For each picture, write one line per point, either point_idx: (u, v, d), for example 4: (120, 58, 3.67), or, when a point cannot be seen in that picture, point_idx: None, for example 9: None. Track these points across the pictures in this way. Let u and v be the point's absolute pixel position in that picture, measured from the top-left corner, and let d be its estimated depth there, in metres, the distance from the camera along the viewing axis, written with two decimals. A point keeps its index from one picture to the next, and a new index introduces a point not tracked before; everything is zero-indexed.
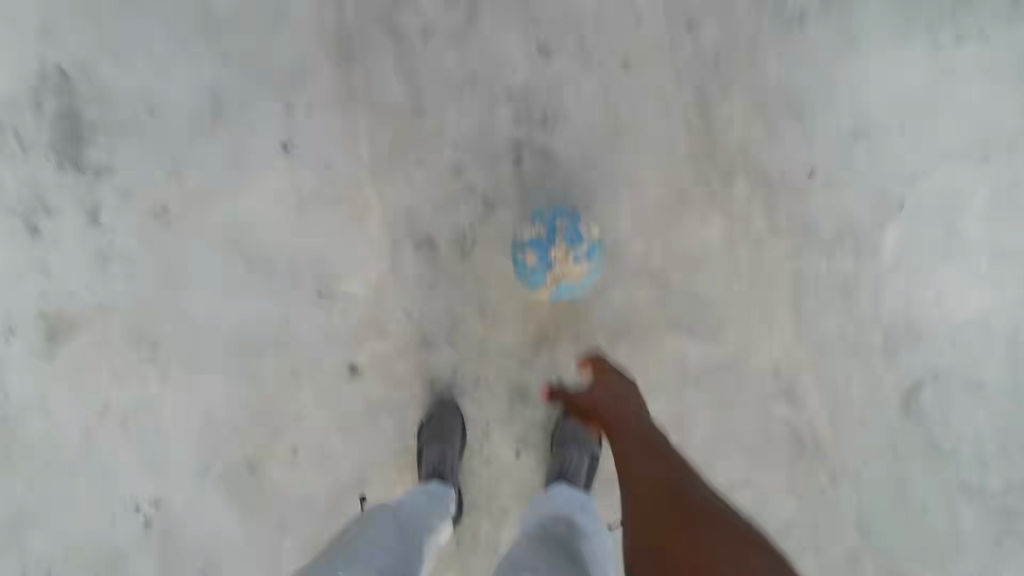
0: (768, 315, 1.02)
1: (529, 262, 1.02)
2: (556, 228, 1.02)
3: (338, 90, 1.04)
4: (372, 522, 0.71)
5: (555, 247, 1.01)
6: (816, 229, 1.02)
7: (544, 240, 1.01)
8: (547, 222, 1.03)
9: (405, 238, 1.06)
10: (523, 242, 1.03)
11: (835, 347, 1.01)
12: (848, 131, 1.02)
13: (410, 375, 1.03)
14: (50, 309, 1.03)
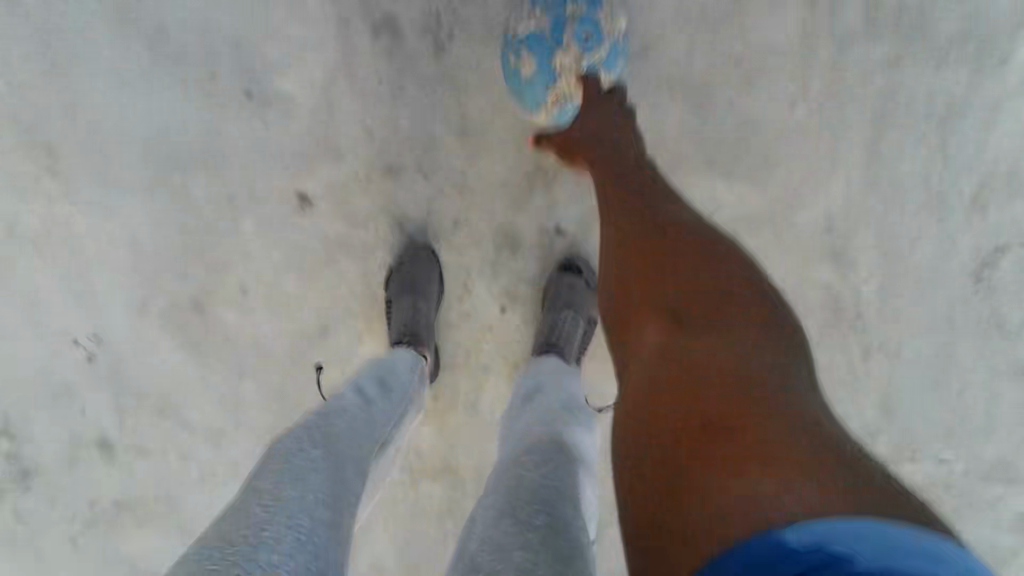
0: (832, 151, 0.79)
1: (530, 69, 0.74)
2: (565, 21, 0.73)
3: None
4: (300, 469, 0.50)
5: (562, 50, 0.73)
6: (921, 34, 0.76)
7: (549, 31, 0.73)
8: (553, 11, 0.74)
9: (360, 21, 0.78)
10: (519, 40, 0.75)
11: (910, 198, 0.80)
12: None
13: (374, 208, 0.83)
14: None
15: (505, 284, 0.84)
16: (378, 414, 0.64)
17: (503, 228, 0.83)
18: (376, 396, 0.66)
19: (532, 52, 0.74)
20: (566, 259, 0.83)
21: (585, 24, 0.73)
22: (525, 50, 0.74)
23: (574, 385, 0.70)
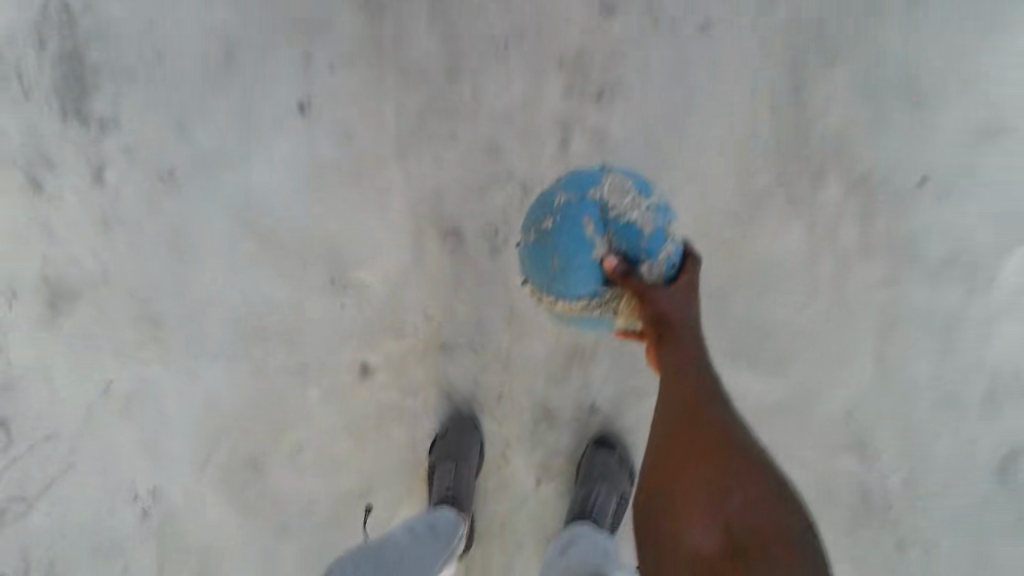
0: (846, 350, 0.88)
1: (556, 256, 0.65)
2: (609, 214, 0.64)
3: (364, 43, 0.92)
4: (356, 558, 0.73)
5: (601, 242, 0.63)
6: (922, 250, 0.87)
7: (563, 203, 0.66)
8: (590, 202, 0.65)
9: (428, 223, 0.96)
10: (529, 226, 0.68)
11: (925, 397, 0.87)
12: (972, 133, 0.85)
13: (426, 380, 0.96)
14: None
15: (540, 455, 0.92)
16: (427, 551, 0.76)
17: (543, 403, 0.92)
18: (419, 537, 0.77)
19: (551, 237, 0.65)
20: (601, 434, 0.90)
21: (600, 183, 0.66)
22: (541, 237, 0.66)
23: (605, 540, 0.74)
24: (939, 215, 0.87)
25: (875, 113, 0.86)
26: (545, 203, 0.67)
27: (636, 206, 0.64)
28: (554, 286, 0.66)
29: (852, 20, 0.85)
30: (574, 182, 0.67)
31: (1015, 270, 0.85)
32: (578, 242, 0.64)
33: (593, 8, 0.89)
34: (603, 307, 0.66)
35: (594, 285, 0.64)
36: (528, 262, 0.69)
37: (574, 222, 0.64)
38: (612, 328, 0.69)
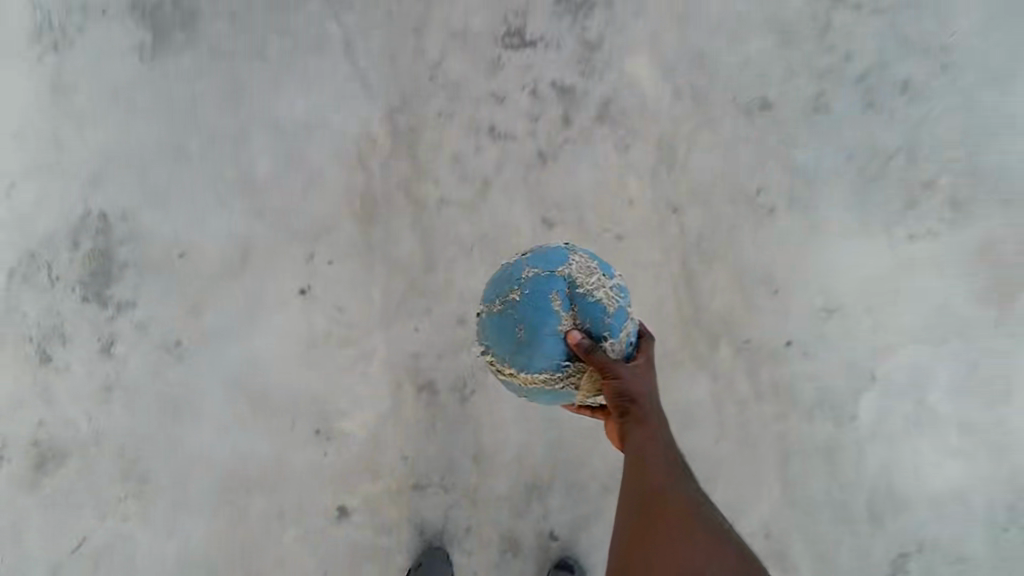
0: (757, 476, 1.09)
1: (523, 325, 0.74)
2: (577, 294, 0.76)
3: (358, 246, 1.19)
4: None
5: (570, 316, 0.75)
6: (796, 395, 1.10)
7: (531, 277, 0.76)
8: (561, 283, 0.76)
9: (404, 380, 1.11)
10: (493, 298, 0.77)
11: (825, 512, 1.08)
12: (820, 307, 1.12)
13: (400, 519, 1.08)
14: (45, 440, 1.13)
15: None
16: None
17: (508, 532, 1.07)
18: None
19: (520, 307, 0.74)
20: (560, 558, 1.05)
21: (564, 262, 0.77)
22: (508, 307, 0.75)
23: None
24: (805, 370, 1.10)
25: (744, 299, 1.13)
26: (511, 275, 0.77)
27: (600, 285, 0.76)
28: (521, 355, 0.74)
29: (718, 235, 1.16)
30: (545, 263, 0.77)
31: (867, 412, 1.09)
32: (545, 314, 0.74)
33: (536, 220, 1.19)
34: (563, 379, 0.75)
35: (559, 355, 0.74)
36: (487, 332, 0.76)
37: (541, 295, 0.75)
38: (566, 403, 0.78)
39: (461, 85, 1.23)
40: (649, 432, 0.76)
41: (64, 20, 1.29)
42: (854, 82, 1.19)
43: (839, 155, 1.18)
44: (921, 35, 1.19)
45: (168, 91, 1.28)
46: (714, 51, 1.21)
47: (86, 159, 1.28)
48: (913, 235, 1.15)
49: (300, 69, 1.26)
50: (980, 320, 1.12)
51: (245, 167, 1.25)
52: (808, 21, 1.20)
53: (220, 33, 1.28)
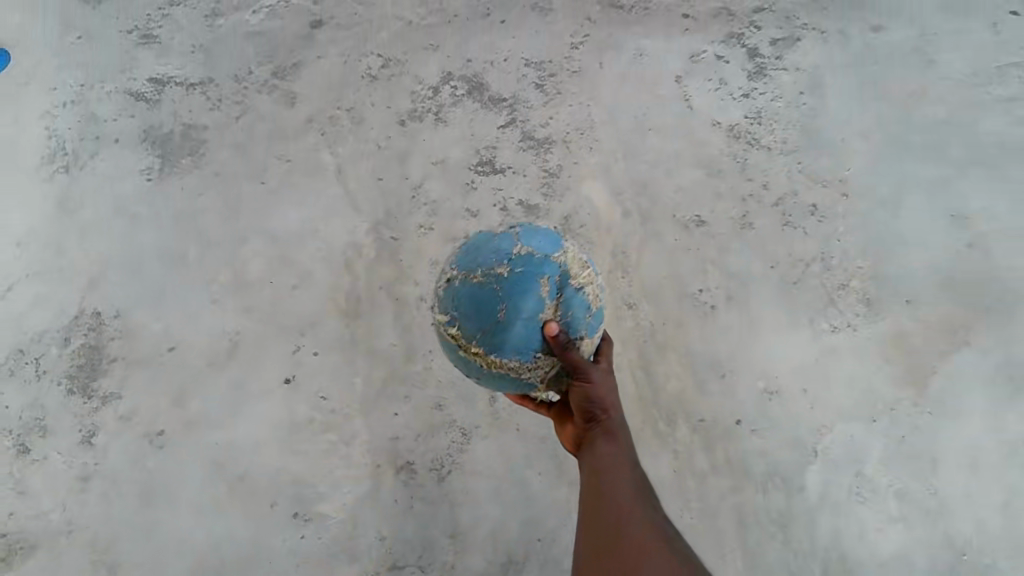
0: (720, 545, 1.19)
1: (507, 304, 0.85)
2: (563, 288, 0.87)
3: (343, 338, 1.31)
4: None
5: (552, 308, 0.86)
6: (749, 470, 1.23)
7: (524, 258, 0.87)
8: (552, 273, 0.87)
9: (384, 463, 1.23)
10: (483, 270, 0.87)
11: None
12: (762, 390, 1.28)
13: None
14: (14, 530, 1.21)
15: None
16: None
17: None
18: None
19: (508, 286, 0.85)
20: None
21: (555, 251, 0.89)
22: (496, 283, 0.86)
23: None
24: (755, 446, 1.24)
25: (695, 383, 1.28)
26: (504, 253, 0.88)
27: (584, 284, 0.89)
28: (499, 330, 0.85)
29: (670, 327, 1.32)
30: (543, 252, 0.88)
31: (814, 483, 1.22)
32: (528, 298, 0.85)
33: None
34: (529, 366, 0.87)
35: (532, 341, 0.85)
36: (472, 303, 0.86)
37: (529, 279, 0.86)
38: (524, 387, 0.90)
39: (439, 202, 1.41)
40: (614, 442, 0.89)
41: (78, 147, 1.47)
42: (771, 206, 1.42)
43: (766, 263, 1.38)
44: (821, 170, 1.44)
45: (172, 205, 1.42)
46: (654, 179, 1.44)
47: (88, 263, 1.38)
48: (835, 328, 1.32)
49: (295, 188, 1.43)
50: (901, 401, 1.27)
51: (239, 270, 1.37)
52: (729, 159, 1.46)
53: (226, 159, 1.46)
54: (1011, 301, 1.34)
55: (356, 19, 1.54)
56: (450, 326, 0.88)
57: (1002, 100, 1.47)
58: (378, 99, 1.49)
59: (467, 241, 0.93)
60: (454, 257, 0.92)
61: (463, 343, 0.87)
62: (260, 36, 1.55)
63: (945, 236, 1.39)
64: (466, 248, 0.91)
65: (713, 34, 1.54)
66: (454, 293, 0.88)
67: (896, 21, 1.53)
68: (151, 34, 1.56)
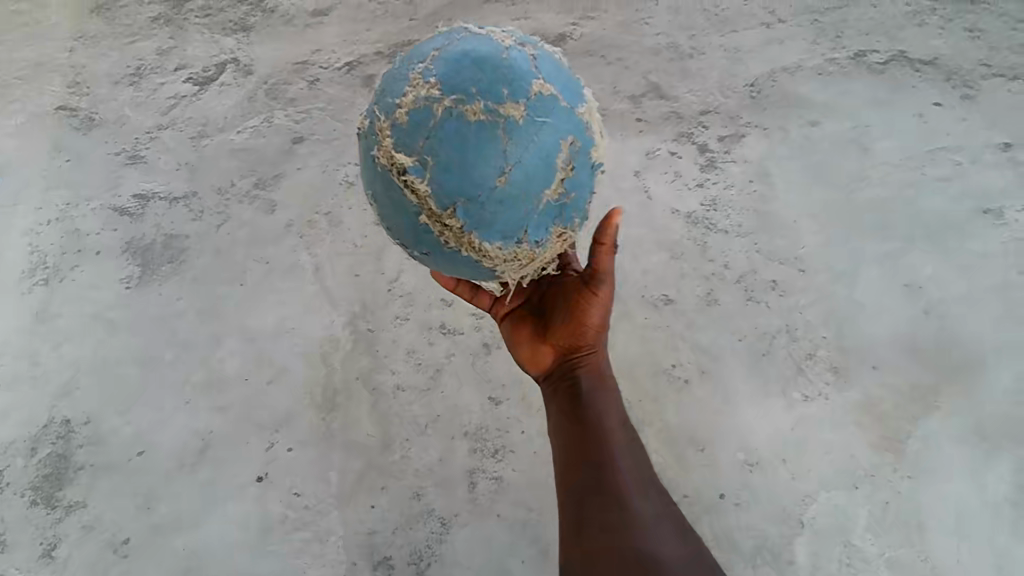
0: None
1: (509, 167, 0.82)
2: (571, 160, 0.86)
3: (318, 432, 1.29)
4: None
5: (553, 187, 0.85)
6: (737, 545, 1.21)
7: (537, 106, 0.83)
8: (565, 135, 0.85)
9: (360, 560, 1.19)
10: (488, 107, 0.81)
11: None
12: (742, 462, 1.29)
13: None
14: None
15: None
16: None
17: None
18: None
19: (516, 140, 0.82)
20: None
21: (567, 100, 0.86)
22: (502, 131, 0.81)
23: None
24: (740, 519, 1.24)
25: (678, 461, 1.29)
26: (516, 90, 0.82)
27: (588, 159, 0.88)
28: (492, 194, 0.82)
29: (647, 404, 1.35)
30: (559, 103, 0.85)
31: (803, 555, 1.20)
32: (532, 161, 0.83)
33: (485, 397, 1.32)
34: (505, 254, 0.87)
35: (518, 221, 0.85)
36: (466, 147, 0.81)
37: (539, 136, 0.83)
38: (485, 271, 0.90)
39: (415, 293, 1.44)
40: (605, 382, 1.01)
41: (59, 259, 1.52)
42: (734, 283, 1.48)
43: (735, 337, 1.41)
44: (778, 250, 1.52)
45: (149, 310, 1.45)
46: (621, 264, 1.51)
47: (60, 370, 1.38)
48: (808, 397, 1.35)
49: (272, 289, 1.46)
50: (880, 467, 1.27)
51: (213, 369, 1.37)
52: (690, 243, 1.53)
53: (205, 265, 1.50)
54: (976, 364, 1.36)
55: (335, 135, 1.66)
56: (426, 170, 0.82)
57: (937, 179, 1.58)
58: (355, 203, 1.57)
59: (462, 50, 0.84)
60: (444, 69, 0.83)
61: (439, 199, 0.83)
62: (243, 152, 1.65)
63: (902, 303, 1.44)
64: (462, 64, 0.83)
65: (666, 135, 1.68)
66: (440, 128, 0.81)
67: (830, 117, 1.69)
68: (138, 155, 1.66)
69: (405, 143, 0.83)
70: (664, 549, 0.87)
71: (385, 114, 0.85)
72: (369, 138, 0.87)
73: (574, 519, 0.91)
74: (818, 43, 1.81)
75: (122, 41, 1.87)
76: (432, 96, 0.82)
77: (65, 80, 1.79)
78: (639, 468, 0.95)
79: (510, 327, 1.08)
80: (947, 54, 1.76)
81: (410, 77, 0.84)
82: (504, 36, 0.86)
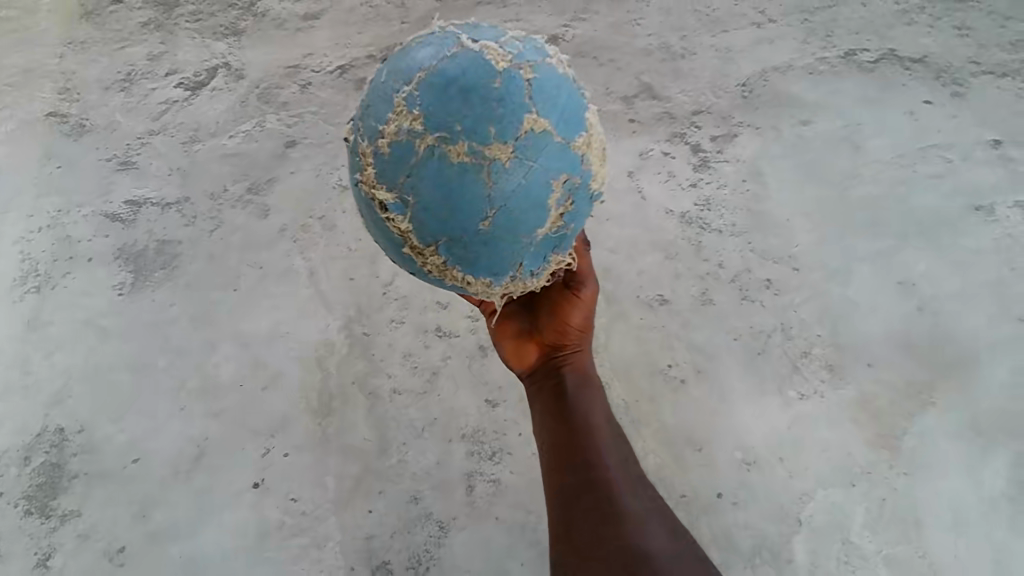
0: None
1: (493, 210, 0.81)
2: (564, 200, 0.85)
3: (314, 437, 1.29)
4: None
5: (544, 228, 0.85)
6: (736, 544, 1.21)
7: (526, 145, 0.80)
8: (557, 174, 0.83)
9: (359, 565, 1.18)
10: (473, 148, 0.79)
11: None
12: (740, 461, 1.29)
13: None
14: None
15: None
16: None
17: None
18: None
19: (501, 183, 0.80)
20: None
21: (560, 135, 0.83)
22: (486, 174, 0.80)
23: None
24: (738, 518, 1.24)
25: (676, 460, 1.29)
26: (504, 129, 0.79)
27: (581, 194, 0.86)
28: (476, 237, 0.83)
29: (644, 404, 1.35)
30: (551, 140, 0.82)
31: (802, 553, 1.20)
32: (518, 203, 0.82)
33: (481, 400, 1.31)
34: (492, 286, 0.89)
35: (504, 260, 0.86)
36: (449, 190, 0.81)
37: (526, 178, 0.81)
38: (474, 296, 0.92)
39: (410, 297, 1.43)
40: (590, 382, 1.01)
41: (51, 267, 1.51)
42: (729, 282, 1.48)
43: (730, 336, 1.42)
44: (772, 249, 1.52)
45: (143, 317, 1.44)
46: (616, 265, 1.51)
47: (53, 378, 1.37)
48: (804, 395, 1.35)
49: (267, 294, 1.45)
50: (877, 465, 1.27)
51: (208, 375, 1.36)
52: (685, 243, 1.53)
53: (199, 270, 1.49)
54: (970, 360, 1.37)
55: (327, 138, 1.66)
56: (409, 207, 0.83)
57: (929, 176, 1.59)
58: (349, 206, 1.56)
59: (450, 76, 0.80)
60: (429, 98, 0.80)
61: (421, 235, 0.84)
62: (235, 157, 1.65)
63: (896, 300, 1.44)
64: (448, 96, 0.80)
65: (659, 135, 1.68)
66: (423, 167, 0.81)
67: (821, 115, 1.69)
68: (129, 161, 1.65)
69: (388, 176, 0.83)
70: (654, 544, 0.87)
71: (370, 139, 0.84)
72: (356, 159, 0.87)
73: (563, 521, 0.90)
74: (808, 42, 1.81)
75: (112, 47, 1.86)
76: (416, 130, 0.80)
77: (55, 87, 1.78)
78: (627, 466, 0.94)
79: (494, 324, 1.07)
80: (936, 52, 1.77)
81: (395, 102, 0.82)
82: (500, 55, 0.81)
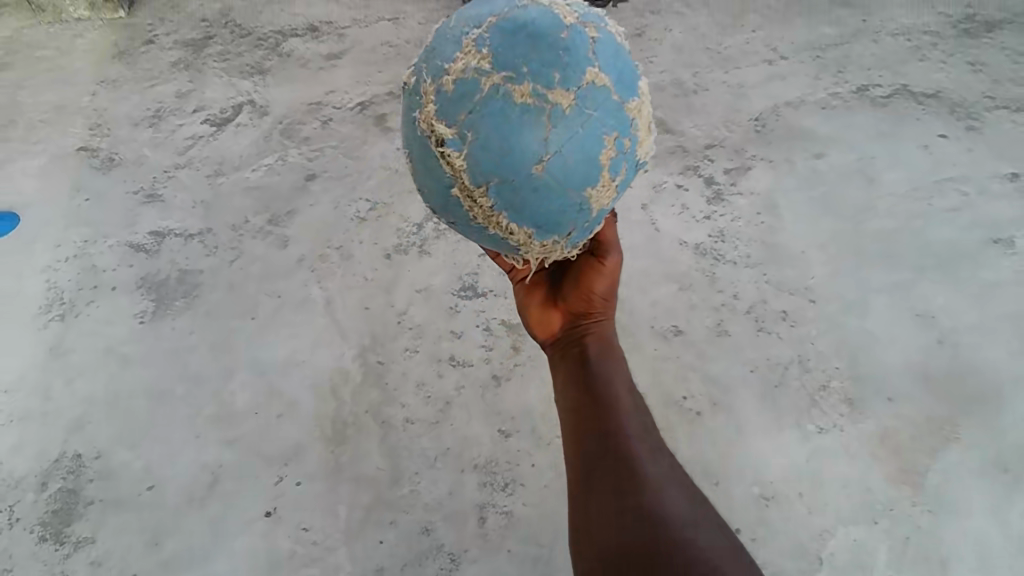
0: None
1: (548, 155, 0.81)
2: (616, 159, 0.85)
3: (327, 465, 1.29)
4: None
5: (594, 186, 0.85)
6: None
7: (587, 96, 0.82)
8: (613, 129, 0.84)
9: None
10: (538, 90, 0.80)
11: None
12: (758, 496, 1.26)
13: None
14: None
15: None
16: None
17: None
18: None
19: (560, 128, 0.81)
20: None
21: (618, 94, 0.84)
22: (547, 117, 0.81)
23: None
24: (756, 554, 1.21)
25: None
26: (568, 77, 0.81)
27: (632, 155, 0.87)
28: (528, 180, 0.82)
29: None
30: (611, 95, 0.84)
31: None
32: (574, 152, 0.82)
33: (495, 430, 1.31)
34: (532, 239, 0.88)
35: (551, 211, 0.85)
36: (511, 129, 0.81)
37: (584, 127, 0.82)
38: (511, 251, 0.91)
39: (424, 326, 1.44)
40: (613, 352, 1.00)
41: (76, 295, 1.54)
42: (745, 313, 1.47)
43: (746, 368, 1.40)
44: (787, 280, 1.52)
45: (162, 345, 1.46)
46: (629, 295, 1.51)
47: (72, 405, 1.39)
48: (823, 429, 1.32)
49: (283, 322, 1.47)
50: (900, 501, 1.24)
51: (224, 402, 1.37)
52: (699, 274, 1.54)
53: (218, 299, 1.52)
54: (993, 394, 1.34)
55: (346, 172, 1.70)
56: (465, 143, 0.82)
57: (945, 210, 1.59)
58: (366, 237, 1.59)
59: (521, 23, 0.82)
60: (499, 40, 0.82)
61: (472, 175, 0.83)
62: (257, 190, 1.69)
63: (915, 333, 1.42)
64: (518, 39, 0.82)
65: (672, 168, 1.70)
66: (485, 105, 0.81)
67: (834, 149, 1.71)
68: (155, 194, 1.70)
69: (448, 112, 0.83)
70: (673, 512, 0.84)
71: (433, 77, 0.84)
72: (414, 98, 0.87)
73: (582, 493, 0.89)
74: (820, 78, 1.84)
75: (142, 85, 1.94)
76: (482, 67, 0.81)
77: (87, 123, 1.86)
78: (647, 435, 0.93)
79: (521, 291, 1.07)
80: (949, 88, 1.78)
81: (464, 42, 0.83)
82: (567, 12, 0.85)
